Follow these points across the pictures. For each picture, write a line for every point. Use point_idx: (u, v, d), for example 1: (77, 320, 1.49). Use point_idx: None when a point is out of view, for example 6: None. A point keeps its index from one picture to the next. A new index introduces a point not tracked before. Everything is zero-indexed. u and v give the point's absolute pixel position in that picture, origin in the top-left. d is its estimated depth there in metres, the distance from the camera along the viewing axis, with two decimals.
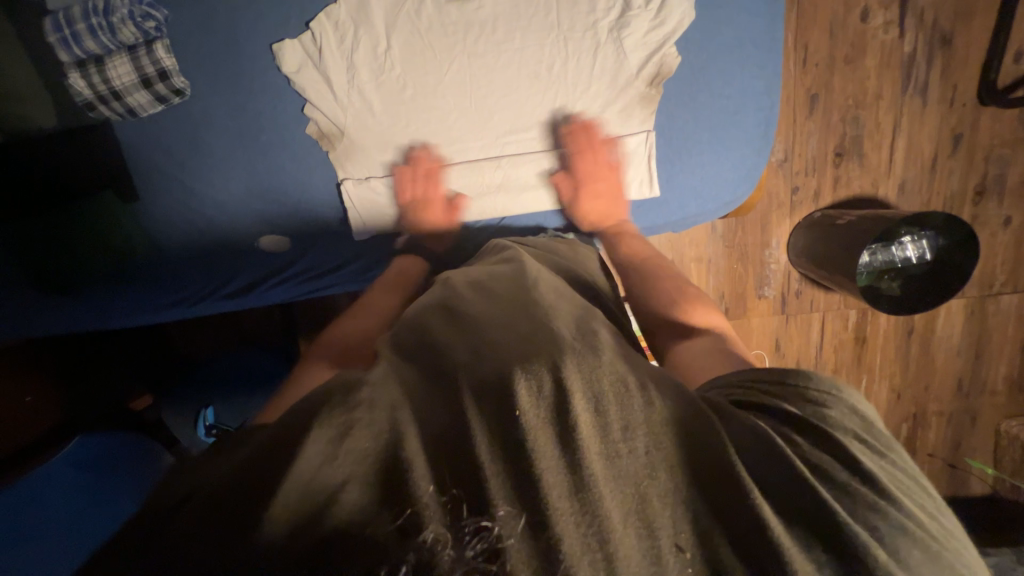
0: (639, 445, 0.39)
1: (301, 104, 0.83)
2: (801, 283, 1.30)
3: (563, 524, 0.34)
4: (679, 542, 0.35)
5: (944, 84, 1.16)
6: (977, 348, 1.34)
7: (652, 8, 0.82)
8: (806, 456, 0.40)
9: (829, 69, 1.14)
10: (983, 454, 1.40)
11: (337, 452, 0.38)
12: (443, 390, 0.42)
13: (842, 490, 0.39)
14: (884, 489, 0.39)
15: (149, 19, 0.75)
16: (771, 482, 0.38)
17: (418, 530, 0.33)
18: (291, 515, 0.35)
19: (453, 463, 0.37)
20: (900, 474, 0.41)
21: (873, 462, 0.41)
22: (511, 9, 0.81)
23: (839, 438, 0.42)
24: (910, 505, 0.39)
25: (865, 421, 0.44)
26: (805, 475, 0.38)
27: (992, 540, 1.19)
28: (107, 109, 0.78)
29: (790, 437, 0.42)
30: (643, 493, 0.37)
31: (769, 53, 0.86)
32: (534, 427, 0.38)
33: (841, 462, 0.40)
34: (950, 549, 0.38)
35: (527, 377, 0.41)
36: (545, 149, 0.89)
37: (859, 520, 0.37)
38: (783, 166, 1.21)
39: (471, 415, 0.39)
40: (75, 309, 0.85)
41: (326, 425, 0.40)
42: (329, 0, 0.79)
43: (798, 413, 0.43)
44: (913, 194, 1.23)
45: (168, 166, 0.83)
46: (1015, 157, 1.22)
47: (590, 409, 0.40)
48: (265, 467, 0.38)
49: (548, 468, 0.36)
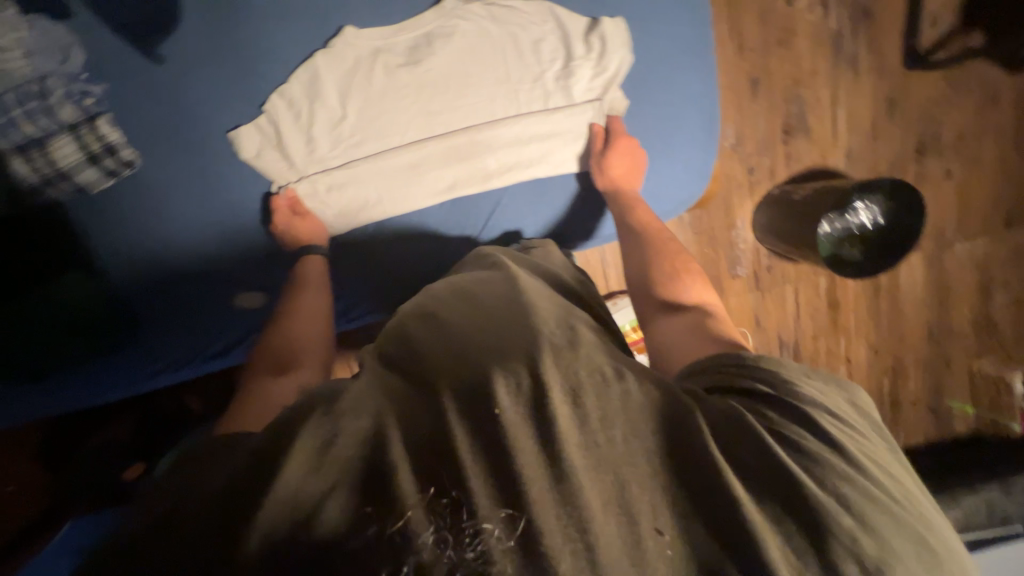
0: (619, 434, 0.40)
1: (266, 186, 0.84)
2: (769, 257, 1.34)
3: (547, 522, 0.36)
4: (658, 525, 0.37)
5: (872, 54, 1.23)
6: (940, 295, 1.41)
7: (595, 56, 0.86)
8: (788, 430, 0.42)
9: (766, 53, 1.19)
10: (962, 395, 1.47)
11: (325, 458, 0.38)
12: (424, 397, 0.42)
13: (823, 464, 0.40)
14: (851, 456, 0.41)
15: (87, 95, 0.75)
16: (745, 453, 0.40)
17: (416, 534, 0.35)
18: (277, 525, 0.36)
19: (434, 463, 0.38)
20: (862, 436, 0.43)
21: (841, 431, 0.43)
22: (460, 68, 0.83)
23: (817, 412, 0.43)
24: (882, 475, 0.41)
25: (856, 407, 0.46)
26: (775, 452, 0.40)
27: (979, 474, 1.25)
28: (56, 190, 0.76)
29: (772, 415, 0.43)
30: (624, 480, 0.38)
31: (703, 57, 0.90)
32: (514, 424, 0.39)
33: (813, 431, 0.42)
34: (919, 514, 0.40)
35: (505, 375, 0.42)
36: (516, 182, 0.90)
37: (831, 490, 0.39)
38: (737, 149, 1.25)
39: (451, 418, 0.40)
40: (52, 393, 0.82)
41: (309, 434, 0.40)
42: (271, 59, 0.79)
43: (769, 391, 0.45)
44: (861, 160, 1.30)
45: (128, 238, 0.81)
46: (946, 115, 1.30)
47: (569, 401, 0.41)
48: (246, 482, 0.38)
49: (529, 466, 0.37)
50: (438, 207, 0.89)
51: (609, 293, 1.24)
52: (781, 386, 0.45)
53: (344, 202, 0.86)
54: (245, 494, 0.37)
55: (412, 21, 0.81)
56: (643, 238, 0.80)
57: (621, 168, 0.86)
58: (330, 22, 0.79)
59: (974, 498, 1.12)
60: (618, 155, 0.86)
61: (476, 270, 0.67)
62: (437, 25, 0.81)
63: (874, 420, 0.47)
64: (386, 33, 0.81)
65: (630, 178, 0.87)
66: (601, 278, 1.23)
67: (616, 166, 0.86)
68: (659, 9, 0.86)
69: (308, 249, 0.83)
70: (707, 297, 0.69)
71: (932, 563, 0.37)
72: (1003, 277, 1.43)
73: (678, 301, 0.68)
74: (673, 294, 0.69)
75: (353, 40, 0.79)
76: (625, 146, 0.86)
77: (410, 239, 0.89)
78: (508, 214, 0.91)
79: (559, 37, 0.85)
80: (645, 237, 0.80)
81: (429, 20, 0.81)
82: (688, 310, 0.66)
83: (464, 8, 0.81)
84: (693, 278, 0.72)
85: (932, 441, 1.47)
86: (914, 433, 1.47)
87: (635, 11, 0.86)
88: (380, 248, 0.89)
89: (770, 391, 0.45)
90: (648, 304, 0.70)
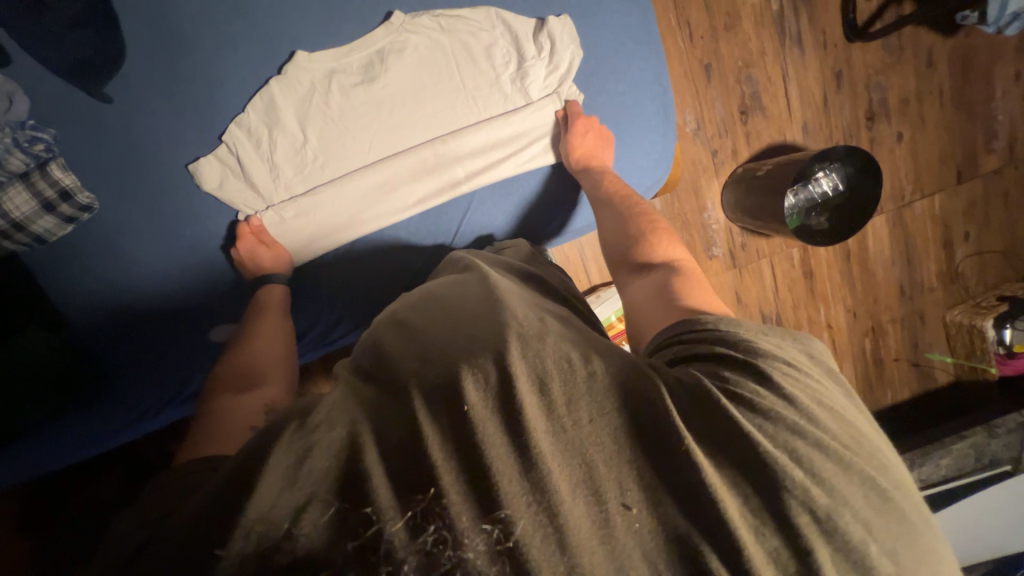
0: (583, 415, 0.40)
1: (232, 215, 0.83)
2: (742, 235, 1.38)
3: (518, 510, 0.36)
4: (625, 501, 0.38)
5: (814, 31, 1.28)
6: (907, 254, 1.47)
7: (546, 55, 0.87)
8: (741, 388, 0.42)
9: (714, 39, 1.23)
10: (939, 346, 1.53)
11: (299, 474, 0.38)
12: (394, 401, 0.42)
13: (774, 419, 0.41)
14: (805, 410, 0.42)
15: (36, 141, 0.72)
16: (702, 418, 0.41)
17: (423, 527, 0.35)
18: (246, 549, 0.35)
19: (407, 465, 0.38)
20: (816, 385, 0.45)
21: (797, 385, 0.43)
22: (416, 81, 0.84)
23: (773, 366, 0.44)
24: (834, 422, 0.42)
25: (813, 358, 0.48)
26: (731, 413, 0.40)
27: (965, 421, 1.30)
28: (12, 242, 0.73)
29: (728, 373, 0.44)
30: (590, 461, 0.39)
31: (652, 46, 0.92)
32: (484, 419, 0.39)
33: (767, 387, 0.43)
34: (867, 455, 0.41)
35: (472, 371, 0.42)
36: (483, 187, 0.90)
37: (785, 446, 0.40)
38: (698, 134, 1.28)
39: (422, 419, 0.39)
40: (27, 456, 0.77)
41: (284, 449, 0.39)
42: (224, 89, 0.78)
43: (730, 352, 0.46)
44: (816, 132, 1.34)
45: (92, 284, 0.79)
46: (890, 81, 1.36)
47: (535, 389, 0.41)
48: (219, 507, 0.37)
49: (499, 457, 0.38)
50: (412, 218, 0.89)
51: (591, 286, 1.26)
52: (737, 347, 0.46)
53: (316, 226, 0.85)
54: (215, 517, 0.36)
55: (363, 40, 0.81)
56: (610, 221, 0.81)
57: (586, 146, 0.88)
58: (280, 48, 0.79)
59: (963, 444, 1.16)
60: (580, 134, 0.88)
61: (450, 275, 0.67)
62: (388, 42, 0.82)
63: (830, 367, 0.48)
64: (337, 54, 0.80)
65: (597, 154, 0.89)
66: (582, 273, 1.24)
67: (581, 145, 0.88)
68: (604, 4, 0.89)
69: (268, 279, 0.82)
70: (676, 253, 0.70)
71: (882, 505, 0.39)
72: (963, 230, 1.49)
73: (649, 262, 0.69)
74: (645, 257, 0.71)
75: (305, 64, 0.79)
76: (585, 124, 0.88)
77: (386, 252, 0.89)
78: (479, 218, 0.92)
79: (509, 40, 0.86)
80: (618, 213, 0.81)
81: (380, 37, 0.81)
82: (658, 268, 0.67)
83: (413, 22, 0.82)
84: (661, 237, 0.74)
85: (918, 395, 1.52)
86: (900, 389, 1.52)
87: (581, 9, 0.88)
88: (357, 265, 0.89)
89: (731, 354, 0.45)
90: (624, 271, 0.72)
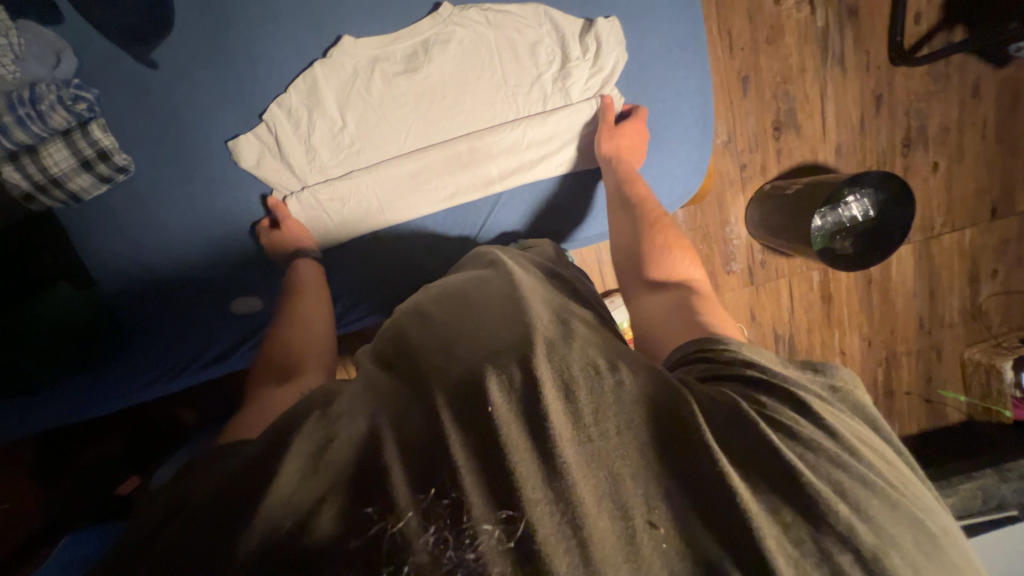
0: (611, 426, 0.40)
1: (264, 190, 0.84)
2: (763, 253, 1.36)
3: (539, 516, 0.36)
4: (653, 520, 0.37)
5: (858, 51, 1.25)
6: (931, 287, 1.44)
7: (591, 57, 0.86)
8: (780, 414, 0.43)
9: (755, 51, 1.21)
10: (953, 383, 1.50)
11: (319, 463, 0.39)
12: (417, 396, 0.43)
13: (815, 449, 0.41)
14: (847, 442, 0.42)
15: (79, 100, 0.73)
16: (736, 442, 0.41)
17: (417, 535, 0.34)
18: (265, 536, 0.35)
19: (426, 464, 0.38)
20: (852, 420, 0.45)
21: (836, 417, 0.44)
22: (458, 74, 0.83)
23: (808, 395, 0.45)
24: (875, 458, 0.42)
25: (847, 392, 0.48)
26: (766, 437, 0.40)
27: (973, 461, 1.28)
28: (48, 197, 0.75)
29: (765, 399, 0.44)
30: (618, 474, 0.38)
31: (695, 52, 0.90)
32: (507, 421, 0.39)
33: (805, 416, 0.43)
34: (913, 498, 0.41)
35: (497, 373, 0.42)
36: (513, 185, 0.90)
37: (825, 476, 0.39)
38: (728, 147, 1.26)
39: (444, 418, 0.40)
40: (43, 407, 0.79)
41: (307, 438, 0.40)
42: (270, 66, 0.78)
43: (763, 376, 0.46)
44: (849, 155, 1.32)
45: (121, 246, 0.81)
46: (932, 109, 1.32)
47: (561, 396, 0.41)
48: (242, 488, 0.38)
49: (522, 462, 0.37)
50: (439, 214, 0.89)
51: (606, 291, 1.25)
52: (769, 373, 0.46)
53: (346, 212, 0.86)
54: (239, 498, 0.37)
55: (408, 29, 0.80)
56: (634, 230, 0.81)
57: (628, 143, 0.87)
58: (325, 30, 0.79)
59: (969, 485, 1.14)
60: (623, 132, 0.87)
61: (476, 269, 0.67)
62: (434, 33, 0.81)
63: (863, 403, 0.48)
64: (383, 42, 0.80)
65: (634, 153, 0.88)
66: (598, 277, 1.23)
67: (624, 142, 0.87)
68: (651, 7, 0.87)
69: (300, 254, 0.83)
70: (694, 273, 0.70)
71: (934, 550, 0.38)
72: (991, 267, 1.46)
73: (664, 280, 0.69)
74: (663, 274, 0.70)
75: (350, 49, 0.79)
76: (629, 123, 0.88)
77: (410, 241, 0.90)
78: (504, 217, 0.91)
79: (555, 39, 0.85)
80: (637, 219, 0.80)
81: (426, 27, 0.81)
82: (675, 287, 0.67)
83: (460, 14, 0.81)
84: (681, 253, 0.73)
85: (926, 430, 1.50)
86: (908, 423, 1.50)
87: (627, 10, 0.87)
88: (380, 251, 0.89)
89: (765, 378, 0.46)
90: (638, 287, 0.71)
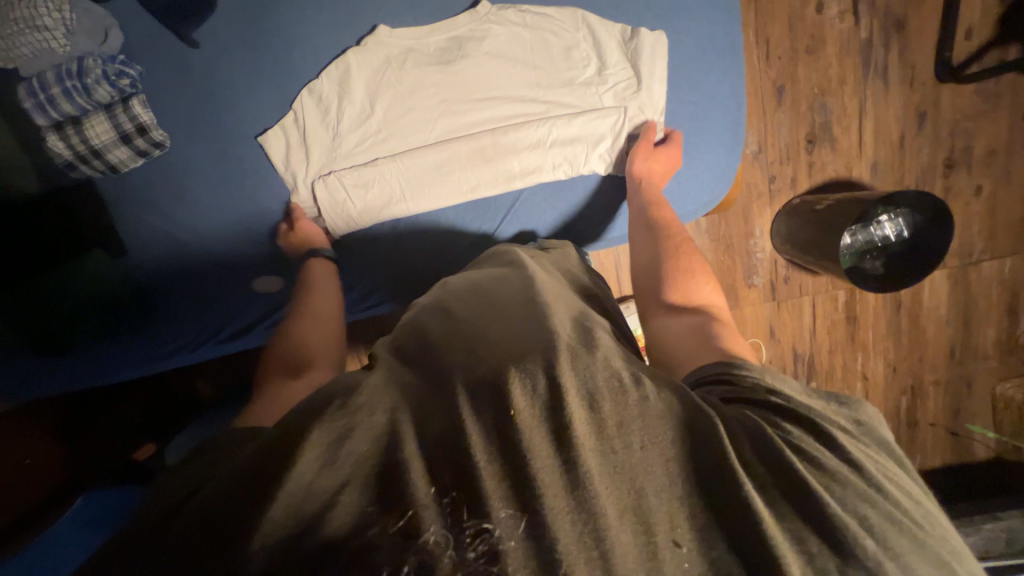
0: (635, 440, 0.40)
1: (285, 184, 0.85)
2: (787, 268, 1.32)
3: (559, 525, 0.36)
4: (676, 537, 0.37)
5: (903, 65, 1.21)
6: (965, 316, 1.37)
7: (624, 67, 0.87)
8: (802, 441, 0.42)
9: (793, 60, 1.17)
10: (983, 418, 1.43)
11: (338, 453, 0.39)
12: (437, 392, 0.43)
13: (841, 481, 0.40)
14: (871, 477, 0.41)
15: (123, 76, 0.76)
16: (763, 467, 0.40)
17: (417, 532, 0.35)
18: (283, 526, 0.35)
19: (450, 461, 0.38)
20: (880, 456, 0.43)
21: (860, 450, 0.43)
22: (491, 71, 0.84)
23: (830, 425, 0.44)
24: (900, 493, 0.41)
25: (874, 432, 0.45)
26: (791, 463, 0.40)
27: (1000, 502, 1.21)
28: (88, 168, 0.78)
29: (788, 426, 0.43)
30: (640, 488, 0.38)
31: (730, 58, 0.89)
32: (529, 426, 0.39)
33: (830, 448, 0.42)
34: (942, 538, 0.39)
35: (522, 377, 0.42)
36: (536, 183, 0.90)
37: (852, 510, 0.38)
38: (758, 157, 1.23)
39: (466, 415, 0.40)
40: (69, 369, 0.83)
41: (326, 428, 0.41)
42: (306, 51, 0.80)
43: (787, 405, 0.45)
44: (886, 172, 1.27)
45: (153, 219, 0.83)
46: (978, 129, 1.26)
47: (585, 405, 0.41)
48: (259, 474, 0.38)
49: (544, 470, 0.38)
50: (459, 209, 0.90)
51: (621, 296, 1.24)
52: (792, 400, 0.46)
53: (368, 199, 0.86)
54: (249, 490, 0.37)
55: (446, 23, 0.82)
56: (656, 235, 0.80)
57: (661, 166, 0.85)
58: (361, 19, 0.80)
59: (994, 526, 1.08)
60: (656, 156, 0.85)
61: (496, 267, 0.67)
62: (470, 29, 0.82)
63: (886, 441, 0.46)
64: (419, 34, 0.82)
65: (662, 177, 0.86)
66: (614, 281, 1.22)
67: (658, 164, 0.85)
68: (688, 9, 0.86)
69: (313, 253, 0.84)
70: (715, 301, 0.68)
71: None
72: None
73: (682, 304, 0.67)
74: (681, 297, 0.68)
75: (385, 38, 0.80)
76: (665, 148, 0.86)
77: (429, 233, 0.90)
78: (524, 213, 0.91)
79: (591, 43, 0.86)
80: (653, 236, 0.78)
81: (462, 23, 0.82)
82: (693, 312, 0.65)
83: (498, 14, 0.82)
84: (704, 279, 0.72)
85: (950, 465, 1.43)
86: (931, 456, 1.43)
87: (663, 12, 0.86)
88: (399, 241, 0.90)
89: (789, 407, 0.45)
90: (653, 305, 0.70)
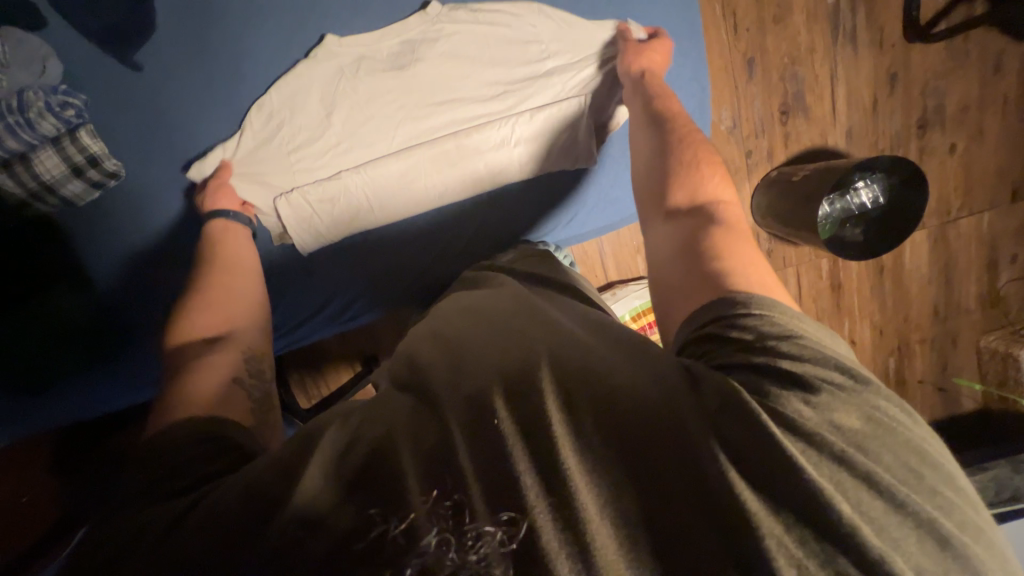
0: (611, 431, 0.40)
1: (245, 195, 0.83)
2: (769, 241, 1.32)
3: (542, 523, 0.36)
4: (654, 523, 0.37)
5: (871, 27, 1.19)
6: (946, 273, 1.39)
7: (579, 56, 0.85)
8: (783, 403, 0.41)
9: (762, 31, 1.16)
10: (969, 371, 1.46)
11: (339, 466, 0.41)
12: (425, 405, 0.44)
13: (818, 444, 0.39)
14: (854, 438, 0.40)
15: (68, 107, 0.72)
16: (746, 441, 0.39)
17: (418, 537, 0.36)
18: (286, 532, 0.37)
19: (434, 470, 0.39)
20: (878, 412, 0.42)
21: (849, 407, 0.42)
22: (448, 72, 0.82)
23: (822, 385, 0.42)
24: (888, 450, 0.40)
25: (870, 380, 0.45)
26: (771, 433, 0.38)
27: (987, 453, 1.25)
28: (45, 204, 0.75)
29: (770, 385, 0.42)
30: (617, 479, 0.38)
31: (689, 40, 0.88)
32: (510, 434, 0.39)
33: (811, 405, 0.41)
34: (928, 491, 0.39)
35: (505, 393, 0.42)
36: (507, 185, 0.91)
37: (827, 475, 0.38)
38: (733, 133, 1.22)
39: (451, 423, 0.41)
40: (47, 408, 0.81)
41: (330, 444, 0.42)
42: (255, 65, 0.78)
43: (788, 366, 0.43)
44: (861, 138, 1.27)
45: (118, 249, 0.81)
46: (950, 87, 1.26)
47: (562, 406, 0.41)
48: (264, 490, 0.40)
49: (523, 470, 0.38)
50: (442, 214, 0.90)
51: (607, 283, 1.23)
52: (785, 357, 0.44)
53: (335, 214, 0.85)
54: (256, 511, 0.39)
55: (394, 26, 0.79)
56: None
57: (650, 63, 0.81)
58: (307, 29, 0.78)
59: (982, 477, 1.11)
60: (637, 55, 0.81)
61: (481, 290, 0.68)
62: (421, 31, 0.80)
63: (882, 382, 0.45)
64: (369, 40, 0.79)
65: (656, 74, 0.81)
66: (599, 269, 1.22)
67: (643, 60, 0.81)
68: None
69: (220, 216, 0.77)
70: (722, 196, 0.64)
71: (939, 551, 0.37)
72: (1011, 252, 1.40)
73: (684, 205, 0.64)
74: (684, 198, 0.65)
75: (334, 47, 0.78)
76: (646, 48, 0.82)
77: (413, 237, 0.90)
78: (505, 215, 0.92)
79: (547, 37, 0.83)
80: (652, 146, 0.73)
81: (413, 25, 0.79)
82: (693, 213, 0.63)
83: (449, 13, 0.80)
84: (711, 176, 0.67)
85: (940, 419, 1.47)
86: (922, 412, 1.46)
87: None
88: (376, 250, 0.89)
89: (777, 363, 0.43)
90: (654, 214, 0.67)
